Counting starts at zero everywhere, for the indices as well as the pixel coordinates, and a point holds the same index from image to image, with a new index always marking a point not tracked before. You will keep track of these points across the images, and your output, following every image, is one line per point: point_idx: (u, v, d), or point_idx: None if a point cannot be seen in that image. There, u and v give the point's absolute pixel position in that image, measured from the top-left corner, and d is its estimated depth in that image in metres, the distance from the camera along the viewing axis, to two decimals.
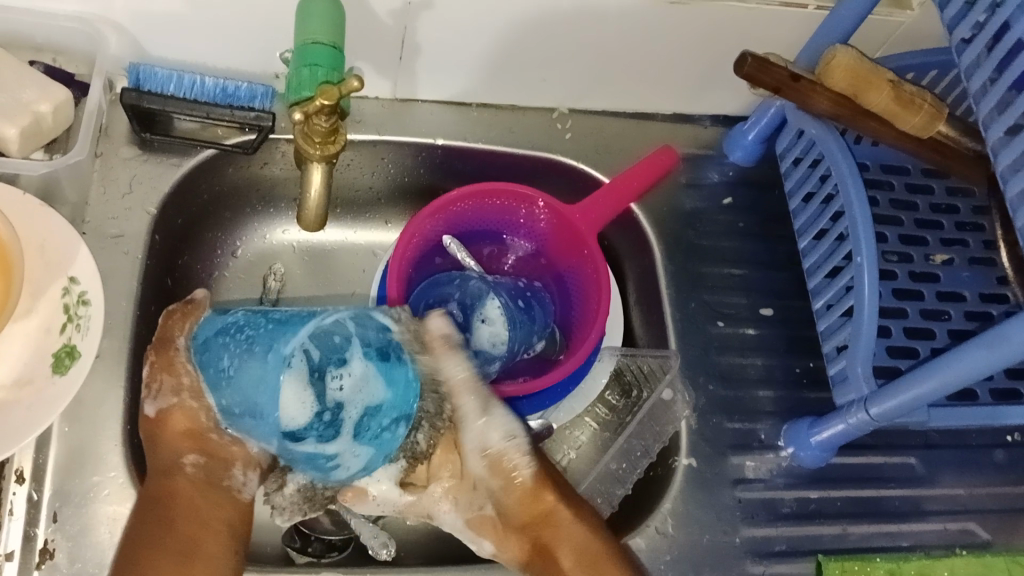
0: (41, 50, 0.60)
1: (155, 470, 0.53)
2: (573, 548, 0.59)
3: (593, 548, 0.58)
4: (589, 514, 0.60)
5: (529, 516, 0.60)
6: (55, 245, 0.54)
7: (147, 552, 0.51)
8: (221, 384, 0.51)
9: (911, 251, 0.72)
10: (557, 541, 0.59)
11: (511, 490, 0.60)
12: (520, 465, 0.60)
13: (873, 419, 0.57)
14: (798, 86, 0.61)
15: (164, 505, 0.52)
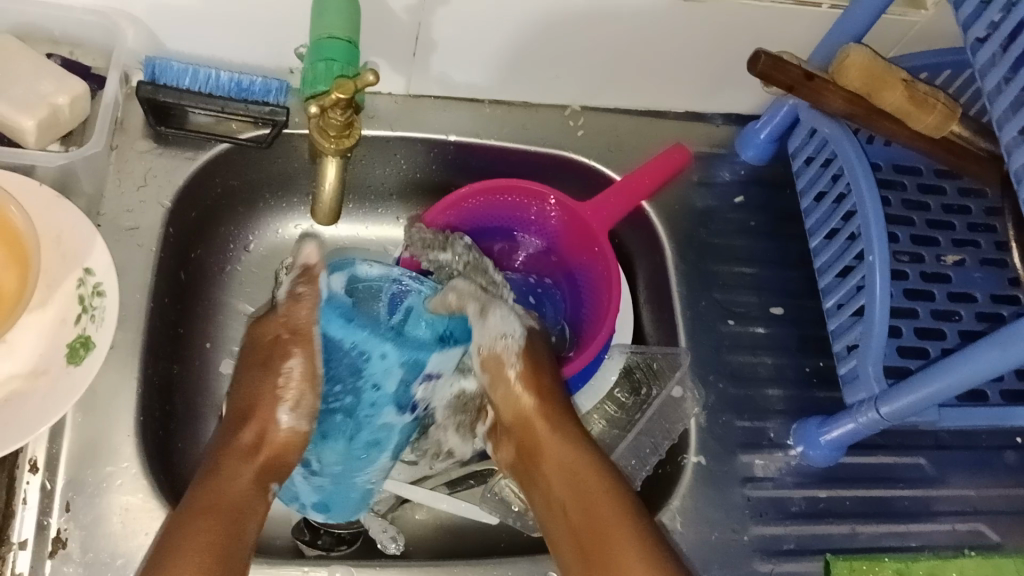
0: (58, 43, 0.60)
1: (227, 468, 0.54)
2: (562, 463, 0.58)
3: (577, 463, 0.58)
4: (588, 441, 0.60)
5: (522, 427, 0.61)
6: (72, 236, 0.55)
7: (205, 538, 0.48)
8: (342, 497, 0.61)
9: (922, 251, 0.72)
10: (546, 451, 0.59)
11: (511, 401, 0.62)
12: (532, 379, 0.61)
13: (883, 418, 0.57)
14: (812, 84, 0.61)
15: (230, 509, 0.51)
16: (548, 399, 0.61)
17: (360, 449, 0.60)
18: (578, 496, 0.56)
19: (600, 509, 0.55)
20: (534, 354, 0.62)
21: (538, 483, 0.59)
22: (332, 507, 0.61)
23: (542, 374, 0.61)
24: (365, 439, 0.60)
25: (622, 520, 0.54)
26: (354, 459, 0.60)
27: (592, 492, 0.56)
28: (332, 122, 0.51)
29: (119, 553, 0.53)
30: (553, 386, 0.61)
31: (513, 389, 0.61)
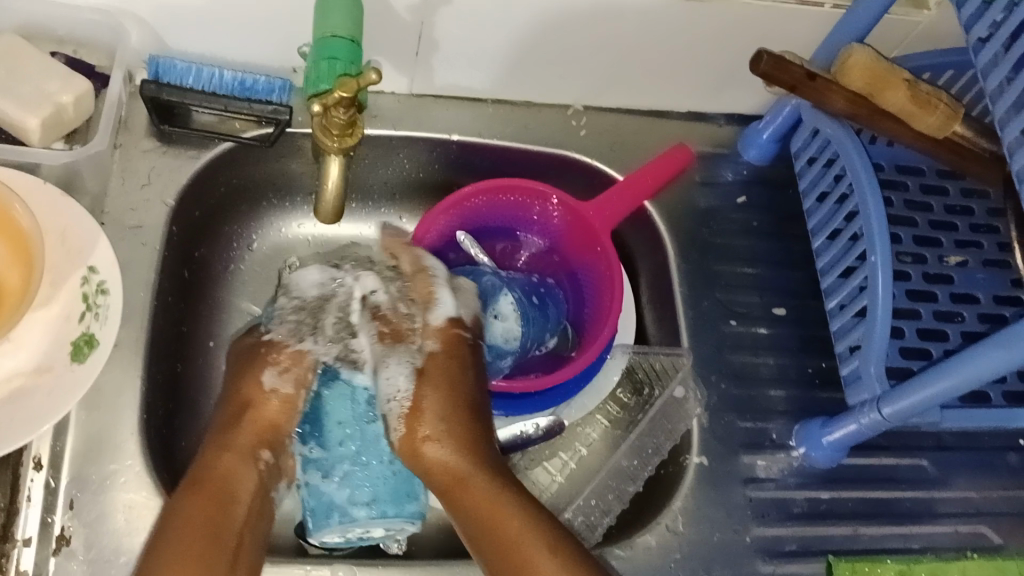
0: (64, 42, 0.61)
1: (229, 448, 0.52)
2: (483, 521, 0.51)
3: (504, 519, 0.50)
4: (515, 492, 0.52)
5: (433, 479, 0.53)
6: (76, 233, 0.55)
7: (197, 525, 0.47)
8: (391, 485, 0.54)
9: (925, 252, 0.72)
10: (464, 509, 0.52)
11: (406, 447, 0.54)
12: (422, 419, 0.54)
13: (885, 419, 0.57)
14: (814, 85, 0.61)
15: (226, 491, 0.50)
16: (461, 442, 0.53)
17: (368, 418, 0.55)
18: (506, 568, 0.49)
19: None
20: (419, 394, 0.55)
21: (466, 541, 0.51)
22: (381, 489, 0.54)
23: (431, 412, 0.54)
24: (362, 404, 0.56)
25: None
26: (368, 422, 0.55)
27: (523, 553, 0.49)
28: (337, 124, 0.52)
29: (123, 550, 0.53)
30: (460, 426, 0.54)
31: (415, 438, 0.53)
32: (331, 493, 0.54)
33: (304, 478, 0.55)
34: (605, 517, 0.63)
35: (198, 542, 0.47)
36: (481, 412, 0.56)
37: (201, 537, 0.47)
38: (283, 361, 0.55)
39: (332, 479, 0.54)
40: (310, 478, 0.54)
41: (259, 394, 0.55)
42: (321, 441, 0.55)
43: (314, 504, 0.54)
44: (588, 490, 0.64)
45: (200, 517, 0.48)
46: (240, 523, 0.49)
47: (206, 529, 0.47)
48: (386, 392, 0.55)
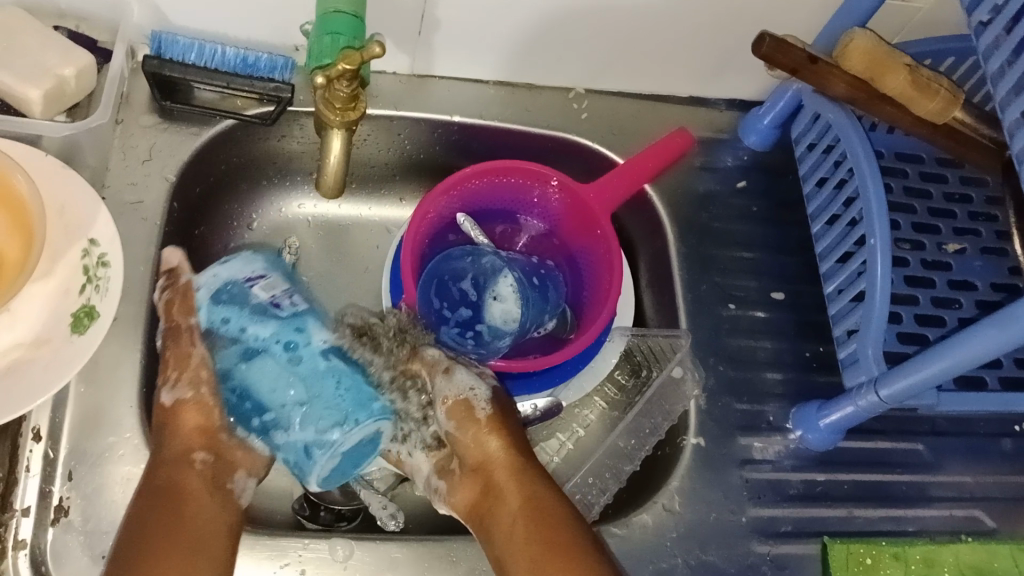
0: (65, 16, 0.60)
1: (161, 462, 0.54)
2: (529, 512, 0.57)
3: (547, 513, 0.57)
4: (559, 496, 0.58)
5: (491, 472, 0.60)
6: (77, 207, 0.55)
7: (159, 530, 0.51)
8: (348, 398, 0.57)
9: (923, 239, 0.72)
10: (513, 501, 0.58)
11: (476, 443, 0.61)
12: (497, 423, 0.61)
13: (883, 401, 0.58)
14: (816, 68, 0.61)
15: (174, 492, 0.53)
16: (518, 449, 0.61)
17: (295, 360, 0.57)
18: (543, 555, 0.55)
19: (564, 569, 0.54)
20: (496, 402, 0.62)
21: (503, 531, 0.57)
22: (342, 406, 0.56)
23: (504, 417, 0.62)
24: (279, 345, 0.58)
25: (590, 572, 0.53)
26: (298, 365, 0.57)
27: (563, 545, 0.55)
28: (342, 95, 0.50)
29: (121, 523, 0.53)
30: (519, 438, 0.62)
31: (488, 436, 0.61)
32: (302, 436, 0.56)
33: (273, 445, 0.57)
34: (603, 495, 0.63)
35: (159, 542, 0.50)
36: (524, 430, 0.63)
37: (160, 540, 0.50)
38: (171, 374, 0.57)
39: (299, 420, 0.56)
40: (275, 439, 0.57)
41: (163, 413, 0.57)
42: (267, 400, 0.57)
43: (293, 457, 0.56)
44: (586, 468, 0.65)
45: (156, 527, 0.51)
46: (199, 516, 0.53)
47: (161, 531, 0.51)
48: (464, 384, 0.62)
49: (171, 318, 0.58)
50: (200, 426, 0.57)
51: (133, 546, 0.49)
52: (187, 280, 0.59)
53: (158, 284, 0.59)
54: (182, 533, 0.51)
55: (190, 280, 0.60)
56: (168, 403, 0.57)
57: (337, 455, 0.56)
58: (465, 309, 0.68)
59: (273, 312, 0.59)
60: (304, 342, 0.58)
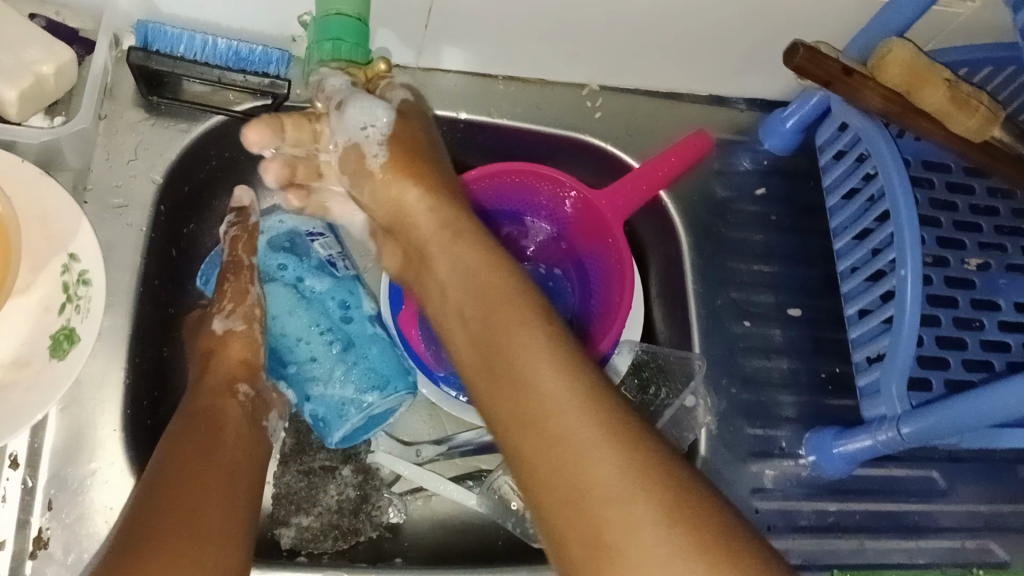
0: (45, 1, 0.56)
1: (207, 390, 0.56)
2: (476, 297, 0.52)
3: (494, 289, 0.51)
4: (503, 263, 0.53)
5: (427, 243, 0.57)
6: (59, 217, 0.51)
7: (187, 444, 0.51)
8: (388, 366, 0.60)
9: (947, 254, 0.69)
10: (455, 280, 0.54)
11: (403, 204, 0.58)
12: (401, 137, 0.58)
13: (904, 438, 0.55)
14: (849, 80, 0.57)
15: (212, 419, 0.54)
16: (440, 203, 0.58)
17: (345, 318, 0.61)
18: (497, 372, 0.49)
19: (519, 366, 0.48)
20: (393, 132, 0.58)
21: (459, 328, 0.53)
22: (381, 371, 0.60)
23: (409, 148, 0.58)
24: (335, 303, 0.61)
25: (548, 356, 0.47)
26: (347, 323, 0.61)
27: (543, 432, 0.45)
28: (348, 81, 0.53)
29: None
30: (438, 177, 0.58)
31: (404, 190, 0.58)
32: (340, 393, 0.59)
33: (305, 396, 0.60)
34: None
35: (196, 456, 0.50)
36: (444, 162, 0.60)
37: (195, 454, 0.50)
38: (227, 305, 0.59)
39: (341, 375, 0.59)
40: (308, 391, 0.60)
41: (215, 340, 0.58)
42: (313, 350, 0.60)
43: (323, 411, 0.59)
44: None
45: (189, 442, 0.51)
46: (233, 443, 0.53)
47: (197, 446, 0.51)
48: (355, 127, 0.58)
49: (235, 253, 0.61)
50: (243, 360, 0.59)
51: (171, 460, 0.49)
52: (254, 220, 0.62)
53: (227, 220, 0.62)
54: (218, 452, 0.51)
55: (257, 222, 0.62)
56: (221, 329, 0.59)
57: (367, 415, 0.60)
58: None
59: (330, 269, 0.62)
60: (355, 304, 0.62)
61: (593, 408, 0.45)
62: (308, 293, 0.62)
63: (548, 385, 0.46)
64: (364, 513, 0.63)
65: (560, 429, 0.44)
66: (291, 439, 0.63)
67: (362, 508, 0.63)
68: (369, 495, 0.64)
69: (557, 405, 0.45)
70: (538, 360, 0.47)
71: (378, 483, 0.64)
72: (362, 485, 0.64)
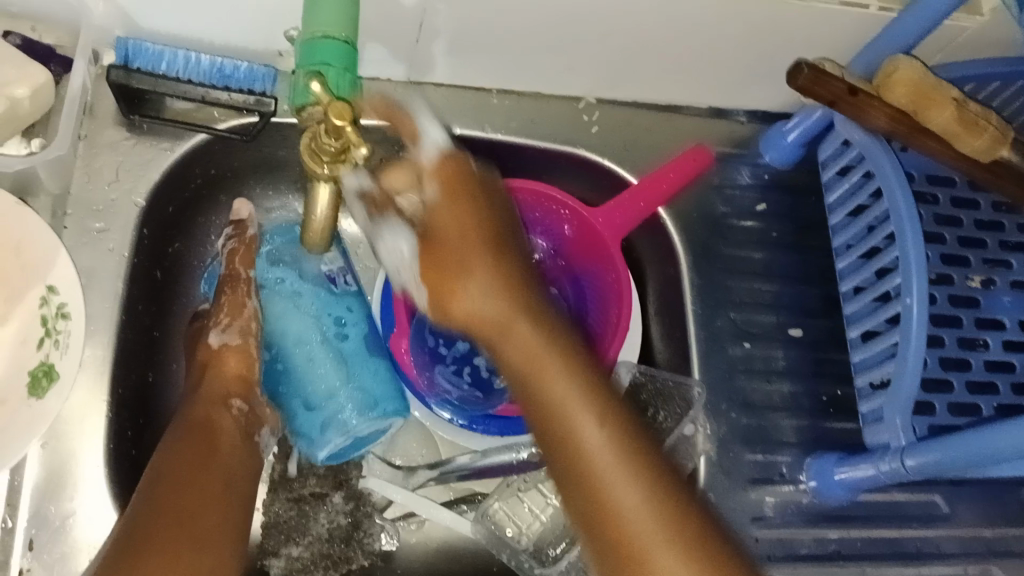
0: (19, 18, 0.53)
1: (203, 401, 0.55)
2: (544, 370, 0.46)
3: (565, 365, 0.46)
4: (563, 333, 0.47)
5: (483, 322, 0.47)
6: (33, 247, 0.49)
7: (184, 458, 0.50)
8: (382, 390, 0.59)
9: (951, 272, 0.66)
10: (516, 350, 0.46)
11: (468, 300, 0.47)
12: (455, 214, 0.47)
13: (907, 470, 0.54)
14: (856, 100, 0.56)
15: (207, 432, 0.53)
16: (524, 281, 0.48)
17: (338, 337, 0.58)
18: (569, 457, 0.44)
19: (602, 462, 0.43)
20: (427, 220, 0.48)
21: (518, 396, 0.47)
22: (374, 395, 0.58)
23: (435, 268, 0.47)
24: (331, 321, 0.58)
25: (579, 386, 0.45)
26: (340, 343, 0.58)
27: (596, 476, 0.43)
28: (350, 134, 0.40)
29: None
30: (505, 264, 0.47)
31: (452, 284, 0.47)
32: (326, 415, 0.57)
33: (289, 410, 0.58)
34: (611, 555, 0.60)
35: (189, 474, 0.50)
36: (518, 243, 0.49)
37: (187, 473, 0.50)
38: (223, 319, 0.57)
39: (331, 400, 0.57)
40: (292, 404, 0.58)
41: (212, 354, 0.57)
42: (300, 366, 0.58)
43: (306, 429, 0.58)
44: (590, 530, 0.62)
45: (187, 456, 0.51)
46: (227, 459, 0.53)
47: (190, 464, 0.50)
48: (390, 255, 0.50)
49: (231, 266, 0.59)
50: (240, 375, 0.57)
51: (161, 481, 0.49)
52: (253, 233, 0.60)
53: (226, 233, 0.60)
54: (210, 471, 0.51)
55: (254, 234, 0.60)
56: (217, 343, 0.57)
57: (351, 437, 0.58)
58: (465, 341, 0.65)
59: (329, 287, 0.59)
60: (352, 321, 0.59)
61: (676, 522, 0.42)
62: (301, 305, 0.58)
63: (631, 492, 0.42)
64: (356, 541, 0.63)
65: (629, 518, 0.42)
66: (281, 466, 0.62)
67: (353, 536, 0.63)
68: (360, 523, 0.63)
69: (642, 516, 0.42)
70: (620, 461, 0.43)
71: (369, 509, 0.64)
72: (354, 511, 0.63)
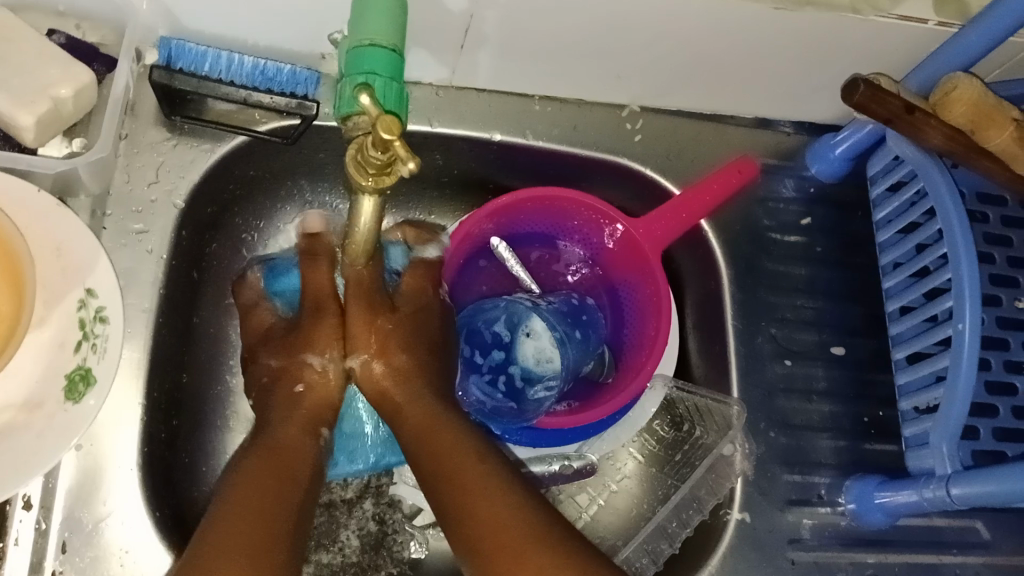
0: (63, 16, 0.53)
1: (293, 421, 0.54)
2: (415, 433, 0.54)
3: (435, 433, 0.54)
4: (448, 406, 0.56)
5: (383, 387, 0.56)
6: (73, 251, 0.49)
7: (258, 484, 0.49)
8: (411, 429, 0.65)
9: (1000, 292, 0.61)
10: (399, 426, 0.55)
11: (368, 372, 0.56)
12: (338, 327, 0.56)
13: (952, 499, 0.52)
14: (911, 119, 0.54)
15: (288, 451, 0.52)
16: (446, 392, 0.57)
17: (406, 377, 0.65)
18: (437, 491, 0.51)
19: (462, 486, 0.50)
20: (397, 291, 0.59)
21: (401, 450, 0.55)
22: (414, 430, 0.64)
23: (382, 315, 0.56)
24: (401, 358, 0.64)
25: (502, 498, 0.49)
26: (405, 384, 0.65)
27: (510, 542, 0.47)
28: (395, 149, 0.39)
29: None
30: (415, 356, 0.57)
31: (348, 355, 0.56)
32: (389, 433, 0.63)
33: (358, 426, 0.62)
34: (651, 567, 0.59)
35: (265, 503, 0.48)
36: (431, 330, 0.59)
37: (263, 506, 0.48)
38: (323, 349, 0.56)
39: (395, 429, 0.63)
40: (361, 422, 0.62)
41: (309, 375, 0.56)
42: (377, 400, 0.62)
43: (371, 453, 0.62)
44: (631, 547, 0.61)
45: (262, 480, 0.50)
46: (303, 486, 0.51)
47: (267, 495, 0.49)
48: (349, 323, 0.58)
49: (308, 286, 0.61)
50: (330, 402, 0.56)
51: (229, 512, 0.47)
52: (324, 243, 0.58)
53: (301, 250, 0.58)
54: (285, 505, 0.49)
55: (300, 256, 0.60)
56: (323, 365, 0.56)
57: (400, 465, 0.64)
58: (499, 351, 0.65)
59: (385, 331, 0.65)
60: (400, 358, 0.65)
61: (528, 523, 0.48)
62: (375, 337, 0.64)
63: (497, 504, 0.49)
64: (384, 549, 0.62)
65: None
66: None
67: (381, 544, 0.62)
68: (389, 531, 0.63)
69: (507, 520, 0.48)
70: (474, 487, 0.50)
71: (398, 517, 0.63)
72: (383, 519, 0.63)
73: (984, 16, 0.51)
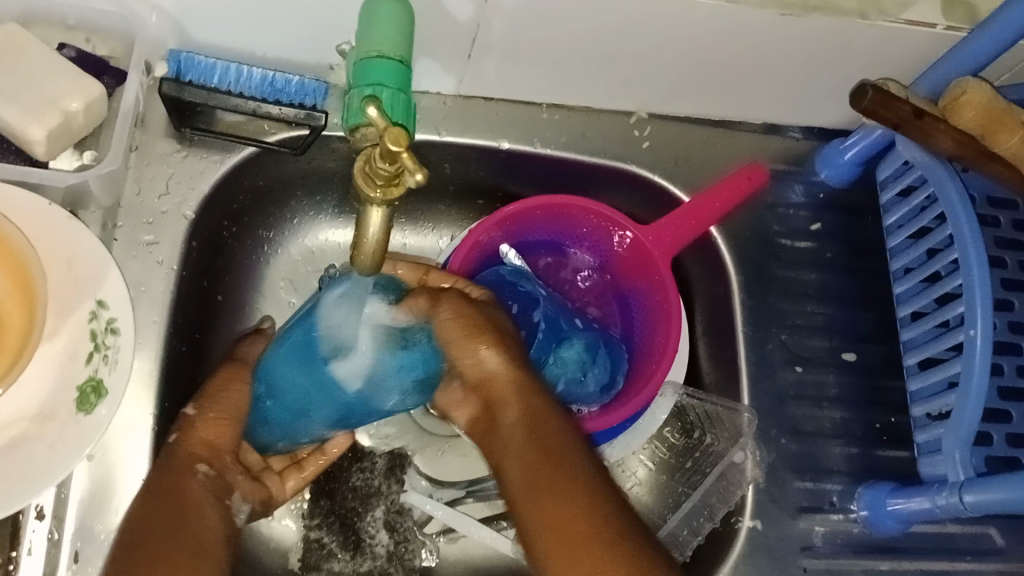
0: (74, 30, 0.53)
1: (167, 467, 0.50)
2: (522, 422, 0.52)
3: (545, 429, 0.51)
4: (554, 405, 0.54)
5: (490, 388, 0.54)
6: (83, 263, 0.49)
7: (159, 531, 0.46)
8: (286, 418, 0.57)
9: (1014, 297, 0.60)
10: (507, 412, 0.53)
11: (479, 366, 0.54)
12: (466, 315, 0.54)
13: (965, 507, 0.52)
14: (919, 124, 0.54)
15: (178, 498, 0.49)
16: (523, 384, 0.54)
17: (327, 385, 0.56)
18: (543, 479, 0.49)
19: (565, 485, 0.48)
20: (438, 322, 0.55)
21: (498, 440, 0.53)
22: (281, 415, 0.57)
23: (464, 318, 0.54)
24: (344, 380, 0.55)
25: (588, 504, 0.48)
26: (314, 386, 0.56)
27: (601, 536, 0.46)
28: (404, 162, 0.39)
29: None
30: (504, 345, 0.55)
31: (480, 349, 0.54)
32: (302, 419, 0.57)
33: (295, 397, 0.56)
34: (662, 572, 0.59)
35: (164, 538, 0.46)
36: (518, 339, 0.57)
37: (166, 541, 0.46)
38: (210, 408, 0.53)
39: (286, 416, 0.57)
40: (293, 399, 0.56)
41: (191, 437, 0.52)
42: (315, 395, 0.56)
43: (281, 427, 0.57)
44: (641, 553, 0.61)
45: (155, 526, 0.47)
46: (199, 525, 0.49)
47: (161, 541, 0.46)
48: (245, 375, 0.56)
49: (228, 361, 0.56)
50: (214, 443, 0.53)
51: (137, 545, 0.45)
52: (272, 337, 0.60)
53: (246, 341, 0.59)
54: (183, 535, 0.47)
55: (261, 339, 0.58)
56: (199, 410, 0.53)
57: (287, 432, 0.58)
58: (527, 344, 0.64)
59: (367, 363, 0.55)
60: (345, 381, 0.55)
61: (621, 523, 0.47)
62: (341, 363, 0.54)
63: (582, 508, 0.47)
64: (397, 559, 0.62)
65: None
66: (323, 478, 0.64)
67: (393, 553, 0.62)
68: (400, 540, 0.62)
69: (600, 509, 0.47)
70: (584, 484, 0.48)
71: (409, 525, 0.63)
72: (393, 529, 0.63)
73: (993, 20, 0.51)
